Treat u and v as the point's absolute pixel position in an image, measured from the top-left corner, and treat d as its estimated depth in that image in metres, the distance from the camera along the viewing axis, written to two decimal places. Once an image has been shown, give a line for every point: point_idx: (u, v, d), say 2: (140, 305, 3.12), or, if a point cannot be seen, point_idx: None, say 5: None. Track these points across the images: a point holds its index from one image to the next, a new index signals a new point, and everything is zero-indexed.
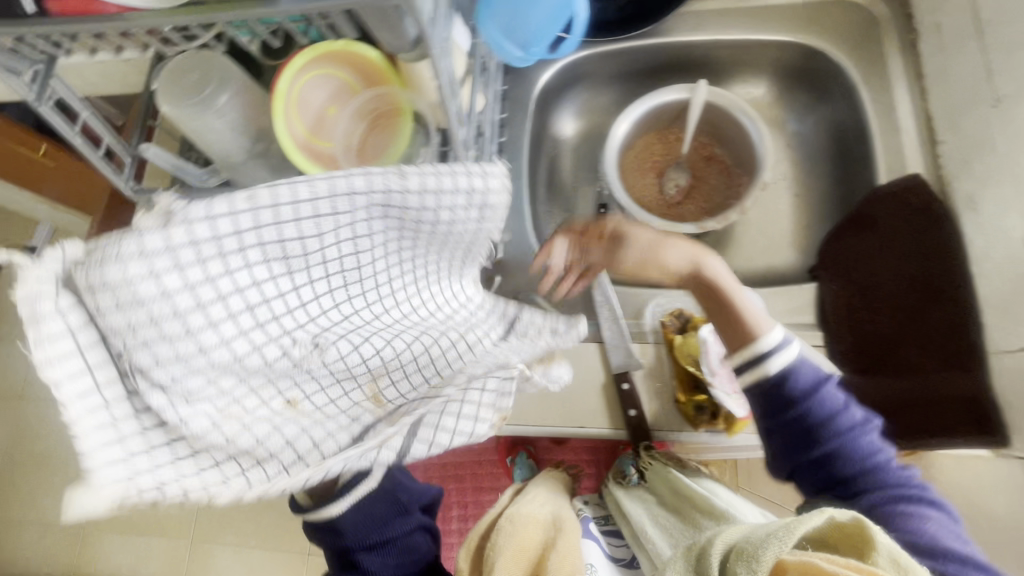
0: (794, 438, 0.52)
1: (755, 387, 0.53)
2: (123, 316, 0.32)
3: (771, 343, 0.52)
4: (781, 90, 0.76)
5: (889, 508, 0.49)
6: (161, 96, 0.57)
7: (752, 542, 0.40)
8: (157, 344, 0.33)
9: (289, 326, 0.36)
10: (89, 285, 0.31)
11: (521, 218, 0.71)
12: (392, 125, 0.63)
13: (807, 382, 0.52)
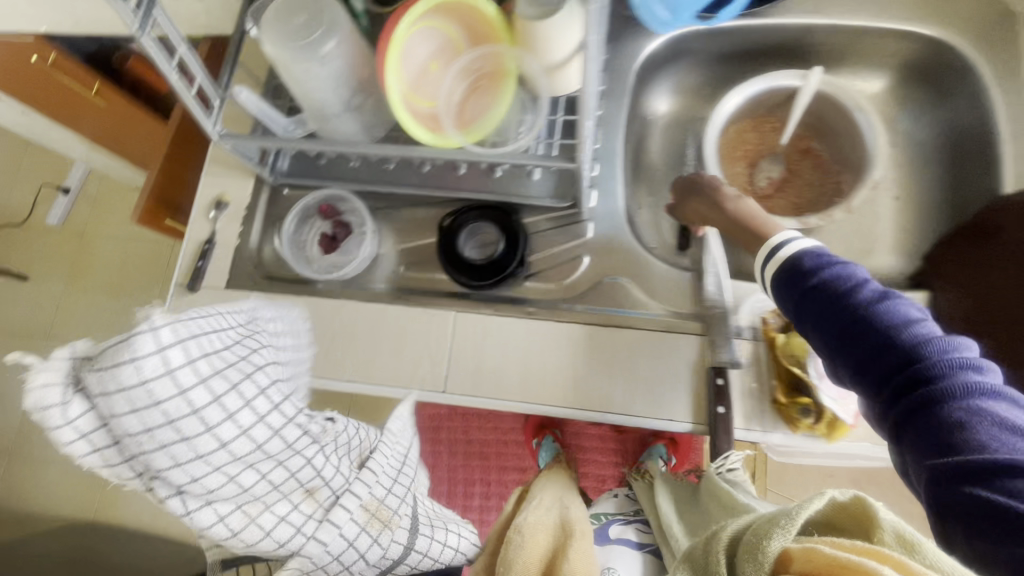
0: (826, 330, 0.44)
1: (784, 281, 0.49)
2: (151, 440, 0.40)
3: (779, 239, 0.52)
4: (895, 85, 0.72)
5: (952, 414, 0.37)
6: (264, 34, 0.53)
7: (761, 534, 0.42)
8: (174, 454, 0.40)
9: (268, 492, 0.45)
10: (121, 420, 0.39)
11: (612, 198, 0.67)
12: (493, 90, 0.59)
13: (834, 272, 0.46)
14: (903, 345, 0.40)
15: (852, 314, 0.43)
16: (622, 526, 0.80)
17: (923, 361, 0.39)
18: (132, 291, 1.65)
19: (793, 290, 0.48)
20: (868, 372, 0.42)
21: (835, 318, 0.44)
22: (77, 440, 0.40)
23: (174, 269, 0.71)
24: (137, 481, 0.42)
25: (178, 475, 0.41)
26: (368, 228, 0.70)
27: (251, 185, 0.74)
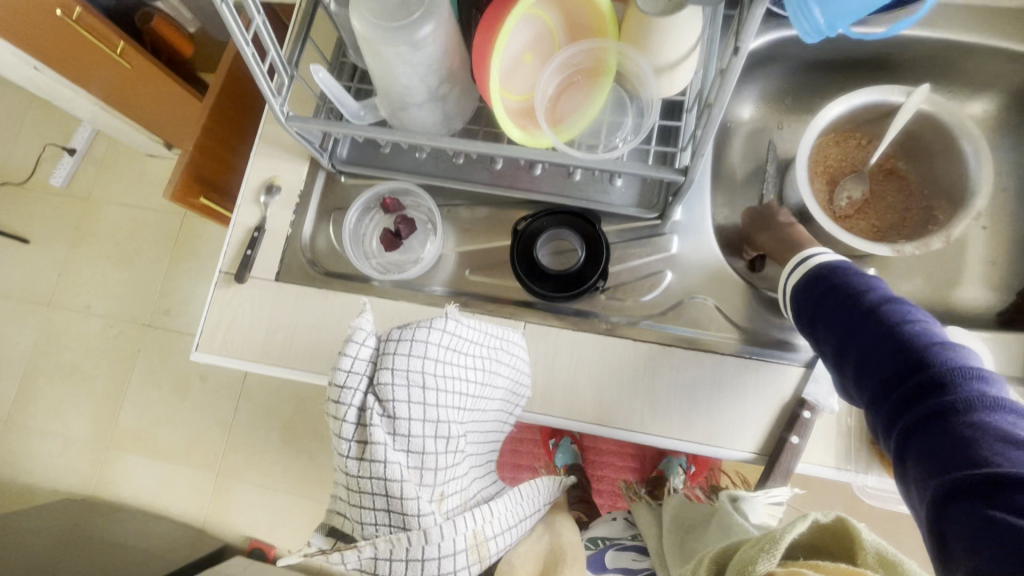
0: (843, 328, 0.46)
1: (807, 286, 0.51)
2: (397, 393, 0.47)
3: (813, 251, 0.53)
4: (998, 110, 0.68)
5: (957, 415, 0.36)
6: (355, 10, 0.47)
7: (744, 556, 0.42)
8: (405, 411, 0.47)
9: (432, 476, 0.50)
10: (391, 360, 0.48)
11: (696, 212, 0.63)
12: (589, 87, 0.55)
13: (858, 280, 0.48)
14: (918, 349, 0.41)
15: (869, 313, 0.44)
16: (619, 552, 0.73)
17: (937, 366, 0.39)
18: (141, 261, 1.59)
19: (813, 292, 0.50)
20: (881, 375, 0.42)
21: (855, 318, 0.45)
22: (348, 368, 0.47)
23: (220, 257, 0.66)
24: (352, 423, 0.47)
25: (396, 426, 0.47)
26: (436, 226, 0.66)
27: (305, 169, 0.68)
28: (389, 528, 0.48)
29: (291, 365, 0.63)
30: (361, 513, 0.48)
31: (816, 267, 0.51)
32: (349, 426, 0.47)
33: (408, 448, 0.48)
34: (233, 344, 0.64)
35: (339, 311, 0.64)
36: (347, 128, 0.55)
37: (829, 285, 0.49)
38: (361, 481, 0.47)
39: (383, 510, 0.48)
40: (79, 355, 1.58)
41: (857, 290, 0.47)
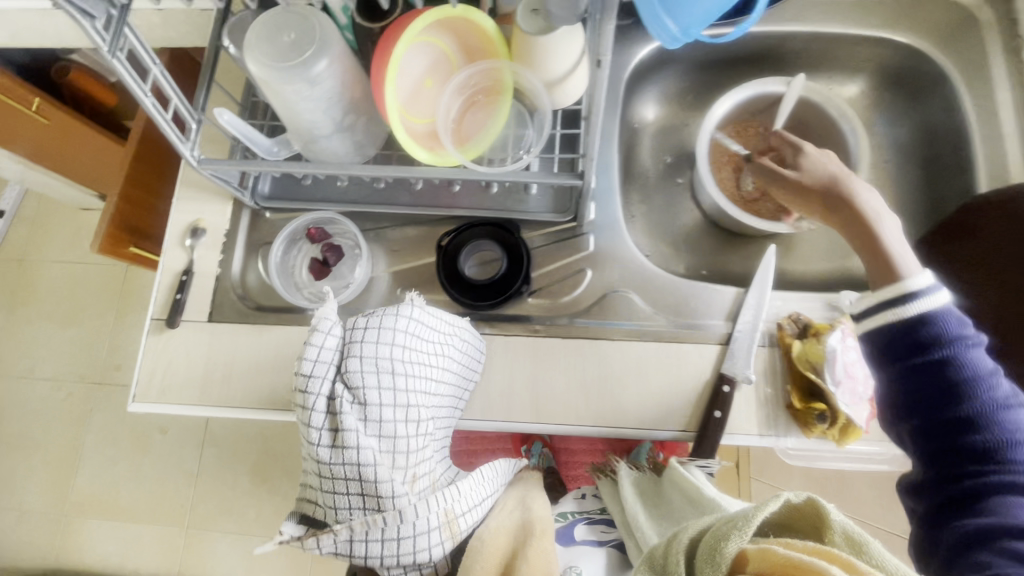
0: (920, 393, 0.46)
1: (893, 335, 0.48)
2: (365, 377, 0.48)
3: (916, 286, 0.48)
4: (872, 90, 0.75)
5: (990, 497, 0.42)
6: (248, 53, 0.49)
7: (716, 536, 0.42)
8: (372, 396, 0.48)
9: (403, 459, 0.49)
10: (358, 348, 0.50)
11: (609, 210, 0.67)
12: (490, 105, 0.58)
13: (961, 343, 0.46)
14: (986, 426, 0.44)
15: (956, 382, 0.45)
16: (589, 525, 0.69)
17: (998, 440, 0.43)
18: (87, 318, 1.54)
19: (894, 344, 0.48)
20: (943, 446, 0.45)
21: (939, 385, 0.45)
22: (311, 356, 0.49)
23: (150, 304, 0.66)
24: (321, 411, 0.48)
25: (366, 411, 0.48)
26: (360, 248, 0.67)
27: (230, 209, 0.69)
28: (363, 512, 0.48)
29: (232, 403, 0.63)
30: (334, 498, 0.48)
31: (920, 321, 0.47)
32: (320, 413, 0.48)
33: (379, 431, 0.48)
34: (171, 389, 0.64)
35: (275, 344, 0.65)
36: (259, 165, 0.56)
37: (919, 335, 0.46)
38: (334, 467, 0.48)
39: (355, 493, 0.48)
40: (27, 424, 1.51)
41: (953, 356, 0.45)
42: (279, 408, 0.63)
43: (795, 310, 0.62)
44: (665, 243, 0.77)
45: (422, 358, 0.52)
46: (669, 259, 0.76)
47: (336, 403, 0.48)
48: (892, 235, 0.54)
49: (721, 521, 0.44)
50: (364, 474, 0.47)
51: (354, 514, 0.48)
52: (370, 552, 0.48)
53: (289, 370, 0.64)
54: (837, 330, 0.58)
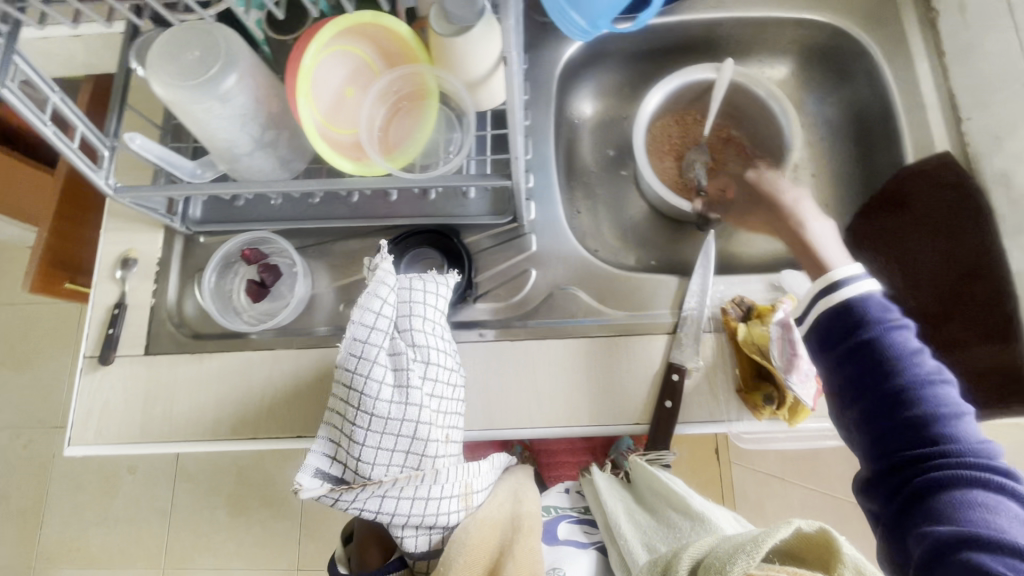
0: (857, 379, 0.46)
1: (828, 322, 0.49)
2: (422, 338, 0.51)
3: (844, 275, 0.49)
4: (801, 71, 0.76)
5: (941, 495, 0.39)
6: (151, 73, 0.47)
7: (722, 557, 0.40)
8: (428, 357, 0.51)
9: (443, 422, 0.52)
10: (417, 308, 0.52)
11: (549, 209, 0.67)
12: (416, 111, 0.57)
13: (887, 325, 0.46)
14: (925, 409, 0.43)
15: (895, 369, 0.44)
16: (573, 523, 0.63)
17: (938, 425, 0.42)
18: (41, 362, 1.48)
19: (830, 331, 0.48)
20: (894, 439, 0.43)
21: (870, 366, 0.45)
22: (373, 317, 0.49)
23: (81, 341, 0.64)
24: (385, 365, 0.49)
25: (427, 369, 0.51)
26: (297, 266, 0.65)
27: (162, 236, 0.67)
28: (403, 468, 0.50)
29: (177, 438, 0.61)
30: (378, 453, 0.48)
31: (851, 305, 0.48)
32: (381, 370, 0.48)
33: (431, 392, 0.51)
34: (110, 429, 0.61)
35: (217, 373, 0.63)
36: (180, 188, 0.54)
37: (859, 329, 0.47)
38: (389, 422, 0.48)
39: (402, 450, 0.49)
40: None
41: (882, 336, 0.46)
42: (225, 438, 0.61)
43: (737, 294, 0.63)
44: (613, 237, 0.77)
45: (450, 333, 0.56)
46: (619, 252, 0.76)
47: (396, 361, 0.49)
48: (827, 236, 0.58)
49: (723, 544, 0.42)
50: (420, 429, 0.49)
51: (394, 467, 0.49)
52: (398, 508, 0.50)
53: (234, 398, 0.62)
54: (779, 310, 0.58)
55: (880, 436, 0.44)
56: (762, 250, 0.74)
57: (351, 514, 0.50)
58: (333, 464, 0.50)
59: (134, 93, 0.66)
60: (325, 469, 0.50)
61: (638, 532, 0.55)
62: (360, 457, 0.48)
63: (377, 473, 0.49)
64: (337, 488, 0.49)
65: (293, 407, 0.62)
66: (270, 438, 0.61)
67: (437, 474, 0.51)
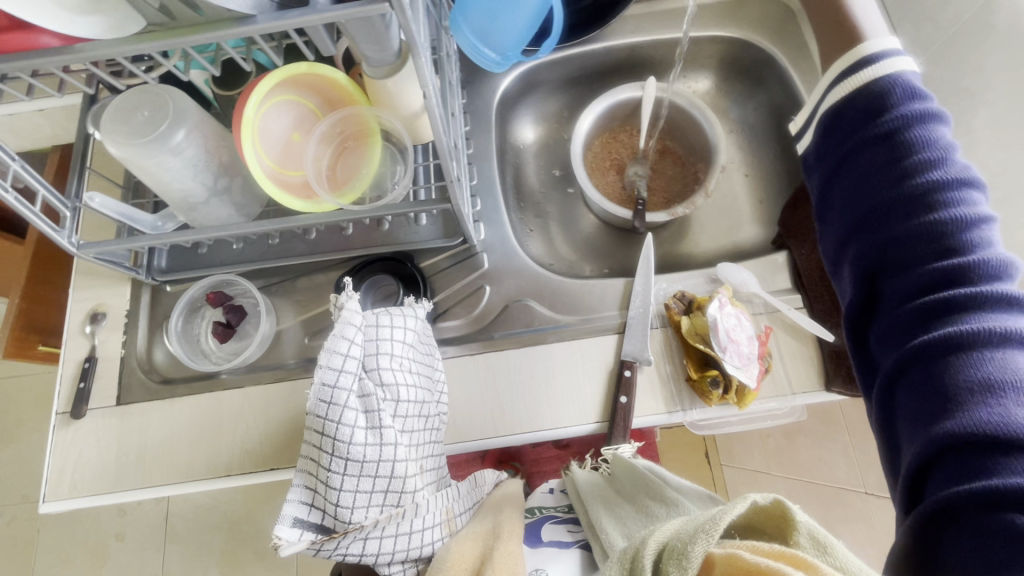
0: (864, 182, 0.44)
1: (844, 109, 0.46)
2: (392, 373, 0.50)
3: (876, 48, 0.46)
4: (721, 83, 0.83)
5: (949, 314, 0.38)
6: (105, 135, 0.52)
7: (682, 537, 0.36)
8: (398, 391, 0.50)
9: (417, 455, 0.52)
10: (386, 346, 0.51)
11: (499, 229, 0.71)
12: (360, 148, 0.62)
13: (911, 107, 0.43)
14: (942, 205, 0.40)
15: (905, 170, 0.42)
16: (556, 524, 0.58)
17: (951, 223, 0.39)
18: (23, 437, 1.46)
19: (851, 122, 0.46)
20: (900, 255, 0.41)
21: (881, 165, 0.43)
22: (342, 359, 0.48)
23: (53, 399, 0.65)
24: (358, 409, 0.48)
25: (398, 407, 0.50)
26: (261, 306, 0.68)
27: (130, 289, 0.70)
28: (383, 508, 0.49)
29: (154, 483, 0.62)
30: (355, 497, 0.47)
31: (874, 84, 0.44)
32: (353, 413, 0.47)
33: (403, 428, 0.51)
34: (84, 482, 0.62)
35: (189, 415, 0.65)
36: (141, 240, 0.57)
37: (876, 126, 0.44)
38: (366, 463, 0.47)
39: (381, 490, 0.48)
40: None
41: (900, 121, 0.43)
42: (199, 477, 0.62)
43: (679, 289, 0.67)
44: (566, 250, 0.81)
45: (419, 365, 0.56)
46: (572, 263, 0.80)
47: (366, 403, 0.49)
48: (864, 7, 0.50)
49: (683, 527, 0.38)
50: (393, 466, 0.48)
51: (376, 507, 0.48)
52: (382, 547, 0.48)
53: (205, 438, 0.64)
54: (714, 298, 0.62)
55: (883, 255, 0.42)
56: (705, 248, 0.78)
57: (335, 560, 0.48)
58: (311, 511, 0.48)
59: (95, 158, 0.70)
60: (302, 518, 0.47)
61: (619, 525, 0.49)
62: (339, 502, 0.46)
63: (359, 515, 0.47)
64: (323, 537, 0.47)
65: (265, 441, 0.64)
66: (243, 474, 0.63)
67: (418, 506, 0.50)
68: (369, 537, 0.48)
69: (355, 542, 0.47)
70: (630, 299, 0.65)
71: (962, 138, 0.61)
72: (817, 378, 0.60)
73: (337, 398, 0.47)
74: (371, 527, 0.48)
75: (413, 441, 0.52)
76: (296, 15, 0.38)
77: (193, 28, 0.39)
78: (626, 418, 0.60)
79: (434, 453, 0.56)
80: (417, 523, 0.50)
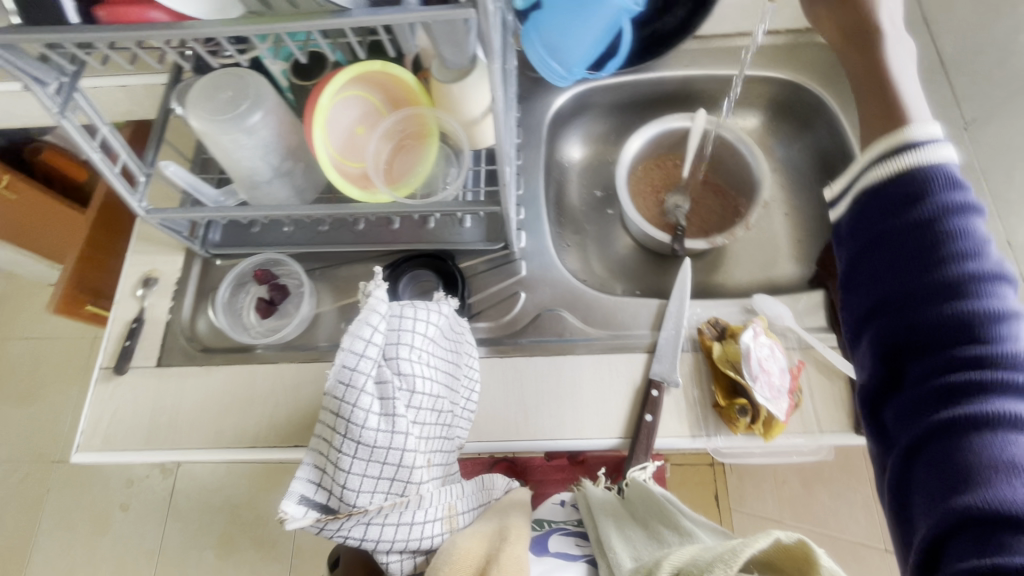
0: (895, 265, 0.42)
1: (878, 189, 0.45)
2: (413, 366, 0.50)
3: (921, 136, 0.44)
4: (769, 122, 0.84)
5: (975, 410, 0.36)
6: (191, 111, 0.56)
7: (699, 566, 0.36)
8: (415, 384, 0.50)
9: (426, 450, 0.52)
10: (408, 337, 0.51)
11: (539, 238, 0.73)
12: (420, 146, 0.65)
13: (950, 197, 0.42)
14: (973, 298, 0.39)
15: (939, 260, 0.40)
16: (564, 536, 0.58)
17: (982, 319, 0.38)
18: (43, 397, 1.51)
19: (885, 202, 0.44)
20: (930, 346, 0.40)
21: (912, 248, 0.41)
22: (364, 344, 0.48)
23: (98, 354, 0.68)
24: (372, 394, 0.48)
25: (413, 399, 0.50)
26: (304, 289, 0.70)
27: (183, 259, 0.74)
28: (387, 496, 0.49)
29: (180, 446, 0.64)
30: (360, 481, 0.47)
31: (912, 169, 0.43)
32: (368, 399, 0.47)
33: (416, 420, 0.51)
34: (116, 436, 0.65)
35: (223, 384, 0.67)
36: (202, 211, 0.61)
37: (913, 212, 0.42)
38: (377, 449, 0.47)
39: (387, 478, 0.48)
40: None
41: (938, 210, 0.41)
42: (223, 444, 0.64)
43: (713, 316, 0.67)
44: (601, 268, 0.82)
45: (441, 359, 0.56)
46: (605, 280, 0.81)
47: (384, 390, 0.49)
48: (911, 88, 0.50)
49: (699, 553, 0.38)
50: (403, 457, 0.48)
51: (382, 493, 0.48)
52: (383, 534, 0.49)
53: (234, 408, 0.66)
54: (750, 327, 0.62)
55: (912, 342, 0.40)
56: (739, 280, 0.78)
57: (335, 542, 0.49)
58: (318, 491, 0.48)
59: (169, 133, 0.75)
60: (308, 497, 0.48)
61: (628, 546, 0.48)
62: (345, 485, 0.47)
63: (362, 500, 0.47)
64: (328, 518, 0.48)
65: (291, 417, 0.65)
66: (267, 447, 0.64)
67: (421, 498, 0.51)
68: (370, 523, 0.48)
69: (356, 524, 0.48)
70: (664, 321, 0.66)
71: (1012, 195, 0.62)
72: (848, 418, 0.59)
73: (355, 382, 0.47)
74: (376, 512, 0.49)
75: (426, 435, 0.52)
76: (386, 12, 0.41)
77: (288, 15, 0.42)
78: (650, 436, 0.60)
79: (443, 449, 0.57)
80: (418, 516, 0.50)
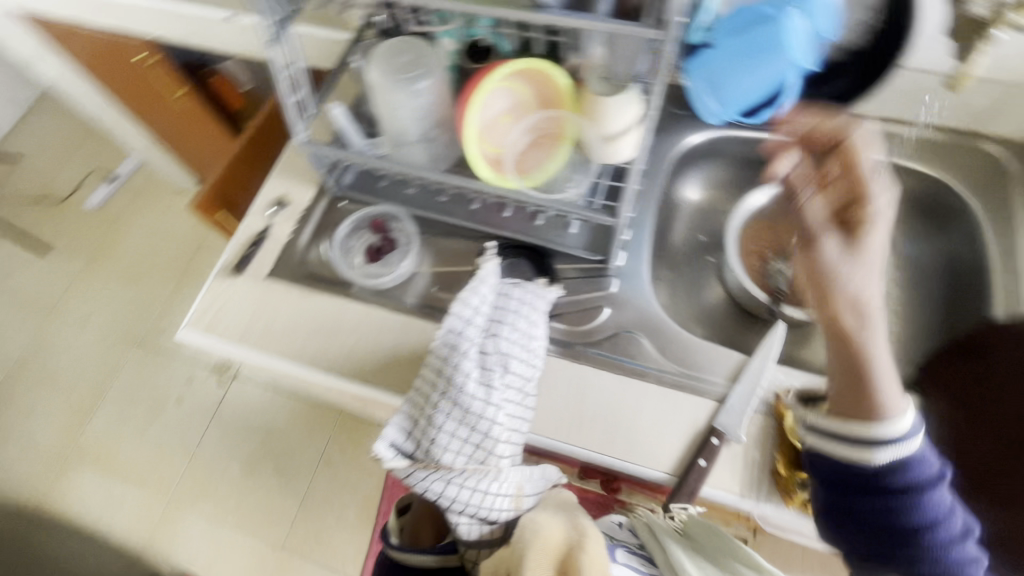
0: (864, 508, 0.49)
1: (837, 444, 0.50)
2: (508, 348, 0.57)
3: (893, 430, 0.48)
4: (901, 214, 0.81)
5: None
6: (372, 63, 0.64)
7: None
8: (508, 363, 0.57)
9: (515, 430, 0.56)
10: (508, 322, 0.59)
11: (637, 262, 0.74)
12: (556, 145, 0.68)
13: (896, 458, 0.48)
14: (924, 533, 0.48)
15: (894, 510, 0.48)
16: (629, 554, 0.59)
17: (932, 551, 0.47)
18: (147, 282, 1.90)
19: (845, 462, 0.50)
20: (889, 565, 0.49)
21: (869, 491, 0.49)
22: (468, 312, 0.58)
23: (224, 253, 0.77)
24: (470, 362, 0.56)
25: (505, 376, 0.56)
26: (412, 249, 0.76)
27: (314, 192, 0.81)
28: (469, 461, 0.55)
29: (267, 352, 0.71)
30: (447, 437, 0.55)
31: (867, 435, 0.48)
32: (467, 365, 0.56)
33: (506, 397, 0.56)
34: (218, 327, 0.73)
35: (320, 309, 0.73)
36: (349, 154, 0.68)
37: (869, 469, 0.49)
38: (466, 411, 0.54)
39: (472, 443, 0.54)
40: (78, 373, 1.78)
41: (890, 466, 0.48)
42: (302, 362, 0.70)
43: (794, 385, 0.65)
44: (685, 309, 0.82)
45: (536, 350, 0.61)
46: (687, 322, 0.81)
47: (481, 360, 0.57)
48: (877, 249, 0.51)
49: None
50: (488, 424, 0.54)
51: (465, 456, 0.55)
52: (459, 496, 0.54)
53: (320, 333, 0.72)
54: None
55: (882, 557, 0.49)
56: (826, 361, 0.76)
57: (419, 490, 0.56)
58: (407, 441, 0.57)
59: None
60: (399, 444, 0.57)
61: None
62: (434, 439, 0.55)
63: (445, 454, 0.55)
64: (415, 466, 0.56)
65: (366, 357, 0.70)
66: (338, 376, 0.69)
67: (499, 473, 0.55)
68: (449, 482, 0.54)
69: (439, 479, 0.55)
70: (740, 375, 0.65)
71: None
72: None
73: (456, 351, 0.57)
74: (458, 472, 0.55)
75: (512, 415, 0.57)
76: (579, 17, 0.46)
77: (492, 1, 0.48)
78: (701, 480, 0.59)
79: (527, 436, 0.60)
80: (493, 488, 0.55)
